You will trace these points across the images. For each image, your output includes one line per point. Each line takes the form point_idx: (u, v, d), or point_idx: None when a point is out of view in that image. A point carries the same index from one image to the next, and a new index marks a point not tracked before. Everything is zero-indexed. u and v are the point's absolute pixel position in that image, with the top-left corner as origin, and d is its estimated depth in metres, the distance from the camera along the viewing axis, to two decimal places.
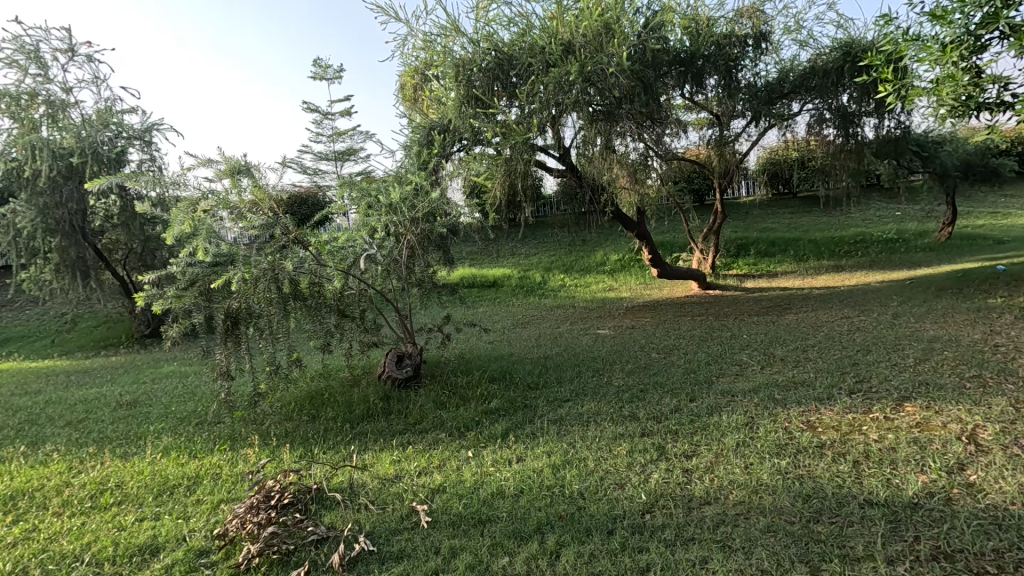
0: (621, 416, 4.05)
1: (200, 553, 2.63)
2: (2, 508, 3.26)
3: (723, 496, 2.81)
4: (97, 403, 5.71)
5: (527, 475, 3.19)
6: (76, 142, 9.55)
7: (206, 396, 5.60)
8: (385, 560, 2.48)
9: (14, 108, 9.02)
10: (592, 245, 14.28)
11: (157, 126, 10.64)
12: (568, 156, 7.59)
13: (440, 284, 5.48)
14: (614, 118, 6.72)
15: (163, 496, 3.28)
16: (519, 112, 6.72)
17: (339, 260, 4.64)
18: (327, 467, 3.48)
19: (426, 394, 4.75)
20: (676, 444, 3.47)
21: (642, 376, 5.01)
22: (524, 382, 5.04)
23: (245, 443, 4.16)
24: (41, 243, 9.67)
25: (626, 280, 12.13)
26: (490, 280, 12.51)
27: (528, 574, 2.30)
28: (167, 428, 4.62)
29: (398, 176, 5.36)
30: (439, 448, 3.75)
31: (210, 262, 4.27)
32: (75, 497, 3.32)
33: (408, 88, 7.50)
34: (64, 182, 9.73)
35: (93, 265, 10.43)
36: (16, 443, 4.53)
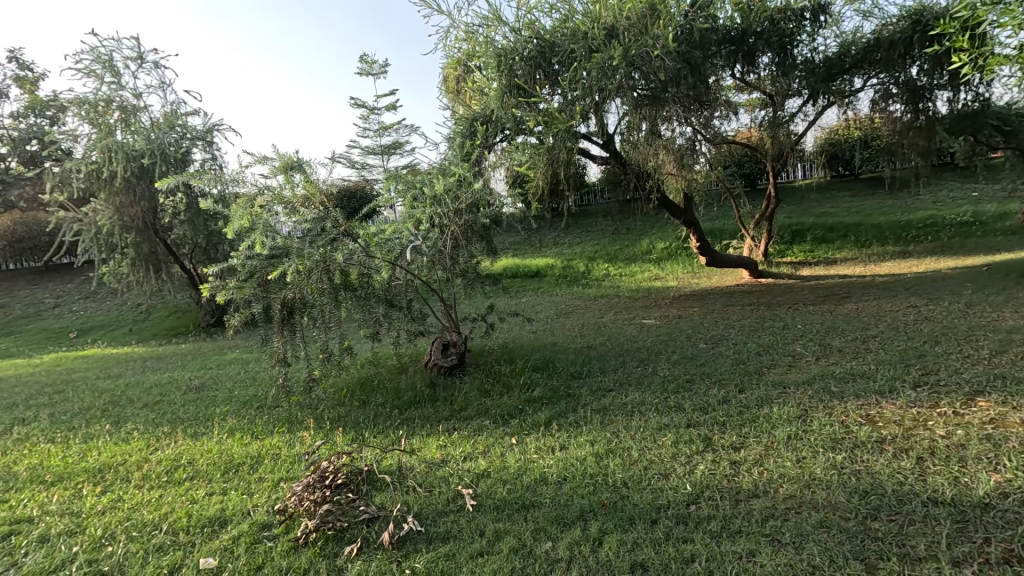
0: (666, 407, 4.00)
1: (263, 527, 2.82)
2: (93, 480, 3.61)
3: (772, 490, 2.73)
4: (169, 387, 6.17)
5: (570, 463, 3.21)
6: (146, 144, 10.23)
7: (265, 382, 5.94)
8: (432, 540, 2.57)
9: (92, 114, 9.86)
10: (637, 234, 14.02)
11: (218, 126, 11.24)
12: (611, 143, 7.47)
13: (484, 275, 5.54)
14: (659, 102, 6.53)
15: (229, 473, 3.53)
16: (562, 100, 6.64)
17: (386, 251, 4.72)
18: (378, 451, 3.63)
19: (471, 382, 4.84)
20: (724, 435, 3.40)
21: (688, 367, 4.91)
22: (567, 371, 5.05)
23: (301, 426, 4.40)
24: (118, 238, 10.45)
25: (673, 269, 11.85)
26: (533, 269, 12.53)
27: (571, 559, 2.33)
28: (232, 411, 4.95)
29: (441, 169, 5.44)
30: (484, 435, 3.83)
31: (266, 255, 4.49)
32: (154, 472, 3.63)
33: (450, 81, 7.71)
34: (137, 182, 10.46)
35: (164, 259, 11.22)
36: (103, 422, 4.98)
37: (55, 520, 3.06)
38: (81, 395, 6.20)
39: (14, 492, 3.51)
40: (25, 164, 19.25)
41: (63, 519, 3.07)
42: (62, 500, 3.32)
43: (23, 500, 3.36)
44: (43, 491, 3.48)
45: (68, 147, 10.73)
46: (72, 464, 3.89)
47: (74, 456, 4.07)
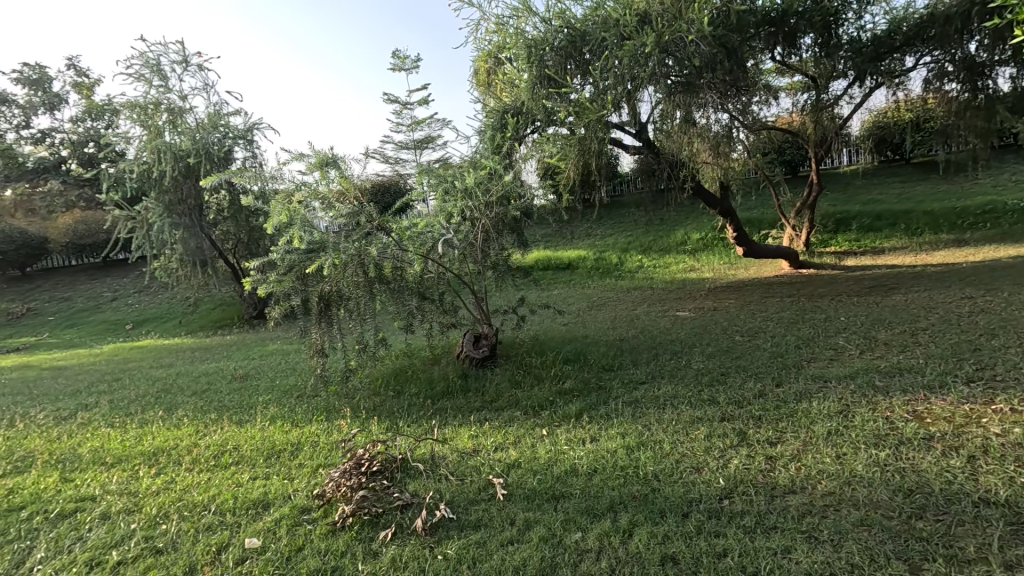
0: (699, 400, 3.93)
1: (303, 510, 2.94)
2: (147, 462, 3.84)
3: (810, 487, 2.65)
4: (216, 376, 6.48)
5: (601, 454, 3.21)
6: (192, 144, 10.71)
7: (304, 372, 6.16)
8: (463, 528, 2.62)
9: (143, 117, 10.36)
10: (671, 224, 13.75)
11: (257, 125, 11.63)
12: (644, 132, 7.33)
13: (515, 268, 5.55)
14: (694, 89, 6.35)
15: (271, 459, 3.69)
16: (593, 89, 6.54)
17: (418, 245, 4.80)
18: (411, 440, 3.72)
19: (502, 374, 4.89)
20: (759, 430, 3.32)
21: (723, 360, 4.80)
22: (599, 364, 5.03)
23: (338, 414, 4.54)
24: (168, 235, 10.99)
25: (709, 260, 11.57)
26: (565, 261, 12.47)
27: (601, 550, 2.33)
28: (273, 399, 5.16)
29: (472, 162, 5.49)
30: (515, 426, 3.86)
31: (305, 250, 4.65)
32: (203, 456, 3.83)
33: (481, 73, 7.75)
34: (184, 181, 10.95)
35: (210, 254, 11.74)
36: (156, 408, 5.29)
37: (115, 499, 3.28)
38: (137, 383, 6.59)
39: (79, 472, 3.78)
40: (83, 166, 20.41)
41: (123, 498, 3.29)
42: (122, 480, 3.56)
43: (88, 479, 3.62)
44: (104, 472, 3.74)
45: (121, 148, 11.33)
46: (130, 447, 4.14)
47: (131, 440, 4.34)
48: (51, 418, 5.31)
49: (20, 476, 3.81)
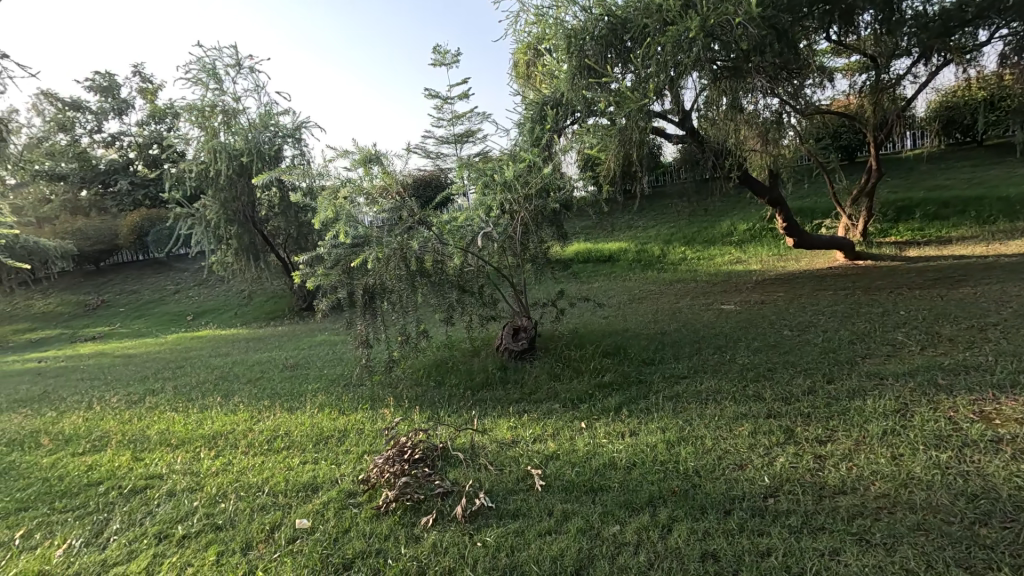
0: (744, 395, 3.82)
1: (349, 494, 3.07)
2: (208, 444, 4.10)
3: (862, 487, 2.54)
4: (269, 365, 6.81)
5: (639, 448, 3.18)
6: (245, 144, 11.24)
7: (349, 362, 6.39)
8: (502, 517, 2.67)
9: (200, 119, 10.94)
10: (716, 215, 13.34)
11: (305, 123, 12.05)
12: (688, 119, 7.12)
13: (554, 261, 5.55)
14: (741, 74, 6.15)
15: (320, 444, 3.87)
16: (635, 78, 6.41)
17: (458, 239, 4.88)
18: (452, 429, 3.80)
19: (541, 366, 4.91)
20: (808, 428, 3.20)
21: (770, 355, 4.63)
22: (639, 358, 4.96)
23: (382, 403, 4.69)
24: (224, 231, 11.58)
25: (756, 251, 11.15)
26: (605, 254, 12.32)
27: (639, 544, 2.32)
28: (321, 388, 5.39)
29: (511, 155, 5.50)
30: (553, 418, 3.87)
31: (350, 244, 4.84)
32: (257, 440, 4.05)
33: (520, 66, 7.80)
34: (238, 179, 11.49)
35: (262, 249, 12.31)
36: (215, 394, 5.62)
37: (180, 478, 3.52)
38: (197, 370, 7.03)
39: (148, 452, 4.08)
40: (149, 167, 21.73)
41: (186, 477, 3.53)
42: (185, 460, 3.82)
43: (156, 459, 3.90)
44: (170, 453, 4.02)
45: (182, 149, 12.02)
46: (192, 430, 4.43)
47: (192, 423, 4.64)
48: (123, 401, 5.75)
49: (98, 454, 4.15)
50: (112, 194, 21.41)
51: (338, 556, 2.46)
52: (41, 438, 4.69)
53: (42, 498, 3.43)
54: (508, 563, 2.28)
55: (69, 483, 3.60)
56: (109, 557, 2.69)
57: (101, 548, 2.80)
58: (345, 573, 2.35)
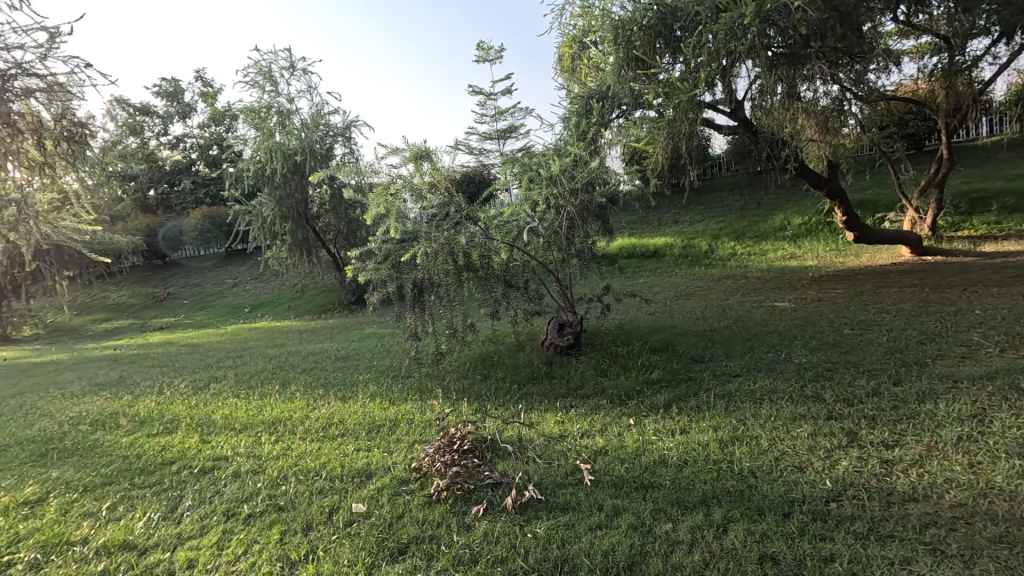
0: (802, 396, 3.68)
1: (402, 482, 3.16)
2: (269, 430, 4.32)
3: (936, 495, 2.40)
4: (322, 356, 7.10)
5: (691, 447, 3.12)
6: (299, 143, 11.70)
7: (397, 354, 6.57)
8: (552, 509, 2.68)
9: (258, 120, 11.52)
10: (769, 209, 12.83)
11: (355, 122, 12.39)
12: (741, 109, 6.87)
13: (600, 256, 5.50)
14: (799, 60, 5.88)
15: (372, 432, 4.00)
16: (684, 68, 6.23)
17: (504, 234, 4.90)
18: (500, 422, 3.84)
19: (587, 361, 4.90)
20: (873, 431, 3.05)
21: (830, 354, 4.43)
22: (688, 355, 4.84)
23: (431, 394, 4.80)
24: (280, 227, 12.11)
25: (812, 246, 10.64)
26: (651, 248, 12.08)
27: (693, 543, 2.28)
28: (372, 378, 5.57)
29: (557, 149, 5.50)
30: (600, 414, 3.85)
31: (399, 239, 4.96)
32: (313, 427, 4.23)
33: (566, 59, 7.81)
34: (292, 177, 11.95)
35: (315, 244, 12.70)
36: (273, 382, 5.91)
37: (244, 460, 3.74)
38: (256, 360, 7.40)
39: (215, 435, 4.34)
40: (209, 166, 23.02)
41: (250, 460, 3.73)
42: (248, 444, 4.04)
43: (222, 442, 4.15)
44: (234, 436, 4.26)
45: (240, 150, 12.65)
46: (253, 416, 4.69)
47: (253, 409, 4.90)
48: (191, 387, 6.13)
49: (170, 436, 4.45)
50: (176, 193, 22.78)
51: (393, 541, 2.55)
52: (121, 419, 5.08)
53: (124, 474, 3.72)
54: (559, 555, 2.29)
55: (146, 462, 3.88)
56: (184, 531, 2.89)
57: (177, 523, 3.00)
58: (400, 557, 2.44)
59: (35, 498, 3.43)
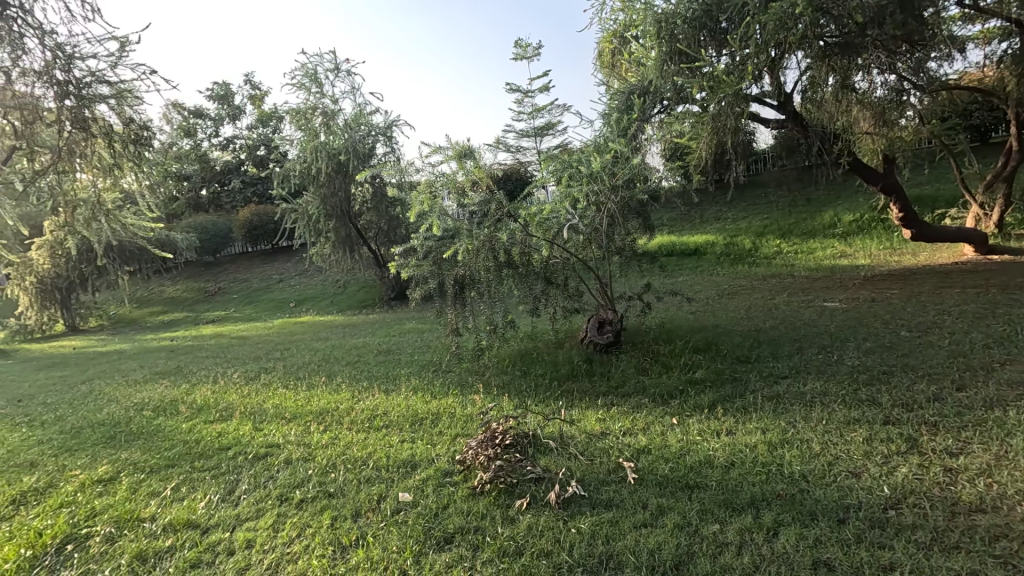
0: (856, 399, 3.54)
1: (446, 473, 3.23)
2: (317, 419, 4.49)
3: (1007, 507, 2.28)
4: (365, 349, 7.32)
5: (738, 448, 3.06)
6: (342, 143, 12.07)
7: (437, 349, 6.68)
8: (595, 506, 2.69)
9: (303, 121, 11.92)
10: (817, 206, 12.35)
11: (396, 121, 12.66)
12: (790, 102, 6.64)
13: (641, 253, 5.43)
14: (853, 49, 5.63)
15: (416, 425, 4.10)
16: (730, 60, 6.06)
17: (544, 231, 4.92)
18: (541, 418, 3.87)
19: (628, 360, 4.85)
20: (936, 438, 2.90)
21: (886, 357, 4.24)
22: (733, 354, 4.73)
23: (472, 389, 4.87)
24: (324, 224, 12.50)
25: (864, 244, 10.17)
26: (691, 246, 11.84)
27: (742, 544, 2.24)
28: (413, 372, 5.69)
29: (597, 145, 5.48)
30: (642, 413, 3.82)
31: (440, 236, 5.05)
32: (359, 418, 4.38)
33: (605, 54, 7.79)
34: (336, 176, 12.33)
35: (357, 240, 13.00)
36: (319, 374, 6.14)
37: (294, 448, 3.89)
38: (302, 352, 7.70)
39: (267, 423, 4.55)
40: (257, 166, 24.11)
41: (300, 448, 3.89)
42: (298, 433, 4.22)
43: (273, 430, 4.34)
44: (285, 425, 4.45)
45: (286, 151, 13.25)
46: (302, 406, 4.88)
47: (302, 399, 5.11)
48: (243, 377, 6.43)
49: (226, 422, 4.69)
50: (227, 192, 23.90)
51: (440, 530, 2.61)
52: (180, 406, 5.37)
53: (185, 457, 3.94)
54: (605, 551, 2.30)
55: (205, 446, 4.10)
56: (242, 512, 3.04)
57: (235, 505, 3.16)
58: (446, 546, 2.49)
59: (107, 477, 3.69)
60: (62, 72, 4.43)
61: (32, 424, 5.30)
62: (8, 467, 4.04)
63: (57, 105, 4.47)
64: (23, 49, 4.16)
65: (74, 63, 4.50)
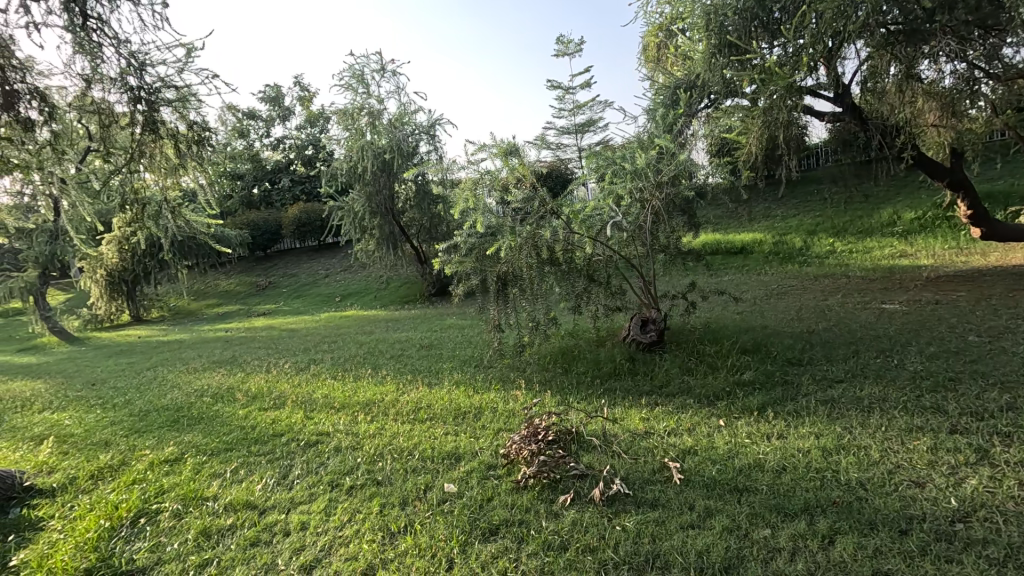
0: (918, 406, 3.36)
1: (489, 466, 3.28)
2: (364, 410, 4.64)
3: None
4: (408, 344, 7.49)
5: (790, 452, 2.96)
6: (387, 142, 12.38)
7: (479, 345, 6.77)
8: (640, 505, 2.67)
9: (350, 121, 12.27)
10: (876, 203, 11.74)
11: (439, 119, 12.88)
12: (847, 93, 6.34)
13: (687, 251, 5.33)
14: (918, 37, 5.33)
15: (459, 418, 4.17)
16: (783, 51, 5.84)
17: (588, 228, 4.89)
18: (583, 415, 3.86)
19: (672, 359, 4.77)
20: (1010, 450, 2.73)
21: (952, 363, 4.00)
22: (783, 356, 4.57)
23: (513, 385, 4.91)
24: (369, 222, 12.84)
25: (927, 244, 9.60)
26: (737, 244, 11.48)
27: (795, 551, 2.18)
28: (455, 367, 5.78)
29: (643, 141, 5.41)
30: (687, 413, 3.75)
31: (484, 233, 5.11)
32: (404, 410, 4.49)
33: (651, 49, 7.67)
34: (381, 174, 12.64)
35: (401, 238, 13.26)
36: (365, 367, 6.33)
37: (343, 437, 4.04)
38: (348, 345, 7.95)
39: (318, 412, 4.74)
40: (305, 165, 25.39)
41: (348, 437, 4.03)
42: (347, 422, 4.37)
43: (323, 418, 4.52)
44: (334, 414, 4.62)
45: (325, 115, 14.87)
46: (350, 396, 5.05)
47: (350, 390, 5.29)
48: (293, 368, 6.71)
49: (279, 410, 4.91)
50: (277, 191, 25.01)
51: (485, 521, 2.66)
52: (236, 393, 5.67)
53: (243, 442, 4.16)
54: (651, 550, 2.28)
55: (261, 432, 4.31)
56: (296, 496, 3.18)
57: (289, 488, 3.31)
58: (492, 538, 2.53)
59: (173, 458, 3.94)
60: (135, 79, 4.72)
61: (106, 406, 5.72)
62: (86, 445, 4.38)
63: (130, 109, 4.77)
64: (101, 58, 4.45)
65: (146, 70, 4.80)
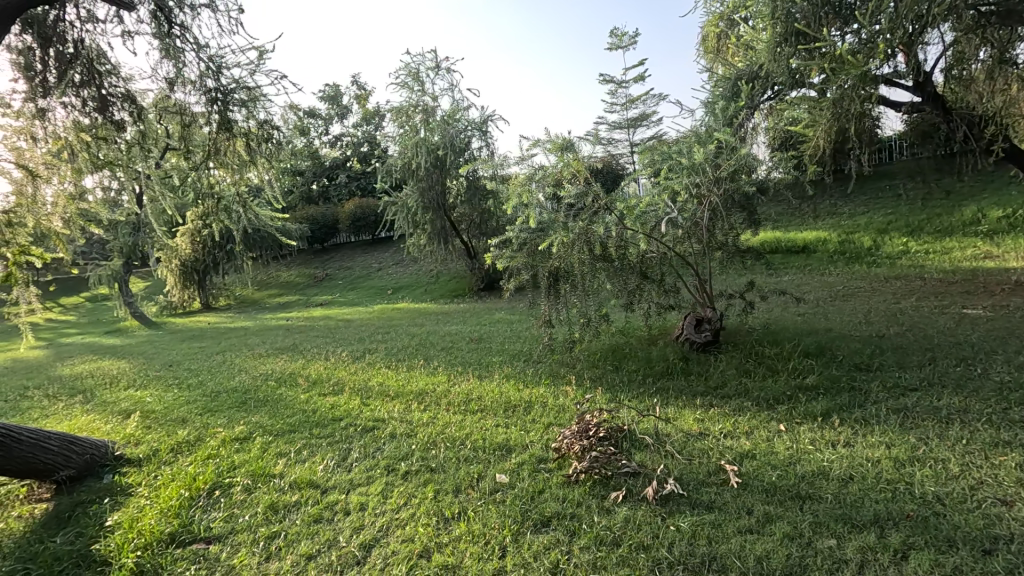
0: (1005, 419, 3.11)
1: (540, 459, 3.31)
2: (417, 399, 4.78)
3: None
4: (458, 336, 7.64)
5: (858, 462, 2.81)
6: (441, 139, 12.63)
7: (528, 340, 6.80)
8: (695, 506, 2.62)
9: (404, 117, 12.57)
10: (957, 201, 10.87)
11: (491, 115, 12.98)
12: (929, 81, 5.88)
13: (745, 249, 5.16)
14: (1015, 18, 4.89)
15: (509, 411, 4.22)
16: (856, 38, 5.50)
17: (642, 224, 4.83)
18: (635, 413, 3.81)
19: (728, 360, 4.63)
20: None
21: None
22: (850, 361, 4.33)
23: (563, 380, 4.91)
24: (421, 217, 13.15)
25: (1016, 244, 8.81)
26: (799, 243, 10.94)
27: (864, 563, 2.08)
28: (504, 361, 5.84)
29: (701, 135, 5.26)
30: (745, 416, 3.63)
31: (536, 228, 5.13)
32: (455, 401, 4.59)
33: (710, 39, 7.43)
34: (434, 170, 12.91)
35: (451, 233, 13.48)
36: (417, 357, 6.51)
37: (398, 424, 4.17)
38: (400, 336, 8.20)
39: (373, 399, 4.92)
40: (362, 162, 26.31)
41: (403, 425, 4.16)
42: (400, 410, 4.52)
43: (378, 405, 4.69)
44: (389, 401, 4.79)
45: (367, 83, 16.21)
46: (403, 385, 5.22)
47: (403, 380, 5.46)
48: (349, 357, 6.98)
49: (337, 396, 5.14)
50: (335, 186, 26.05)
51: (537, 513, 2.69)
52: (297, 379, 5.96)
53: (305, 424, 4.39)
54: (707, 552, 2.24)
55: (321, 416, 4.53)
56: (355, 478, 3.33)
57: (348, 470, 3.47)
58: (543, 529, 2.56)
59: (243, 436, 4.20)
60: (213, 80, 5.03)
61: (181, 387, 6.16)
62: (165, 422, 4.73)
63: (207, 109, 5.09)
64: (184, 62, 4.77)
65: (222, 72, 5.11)
